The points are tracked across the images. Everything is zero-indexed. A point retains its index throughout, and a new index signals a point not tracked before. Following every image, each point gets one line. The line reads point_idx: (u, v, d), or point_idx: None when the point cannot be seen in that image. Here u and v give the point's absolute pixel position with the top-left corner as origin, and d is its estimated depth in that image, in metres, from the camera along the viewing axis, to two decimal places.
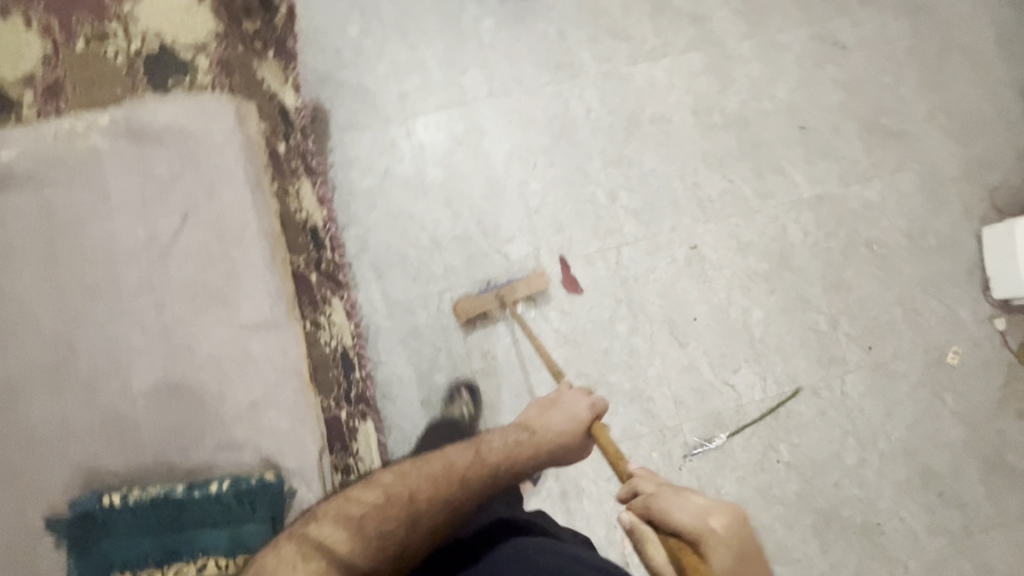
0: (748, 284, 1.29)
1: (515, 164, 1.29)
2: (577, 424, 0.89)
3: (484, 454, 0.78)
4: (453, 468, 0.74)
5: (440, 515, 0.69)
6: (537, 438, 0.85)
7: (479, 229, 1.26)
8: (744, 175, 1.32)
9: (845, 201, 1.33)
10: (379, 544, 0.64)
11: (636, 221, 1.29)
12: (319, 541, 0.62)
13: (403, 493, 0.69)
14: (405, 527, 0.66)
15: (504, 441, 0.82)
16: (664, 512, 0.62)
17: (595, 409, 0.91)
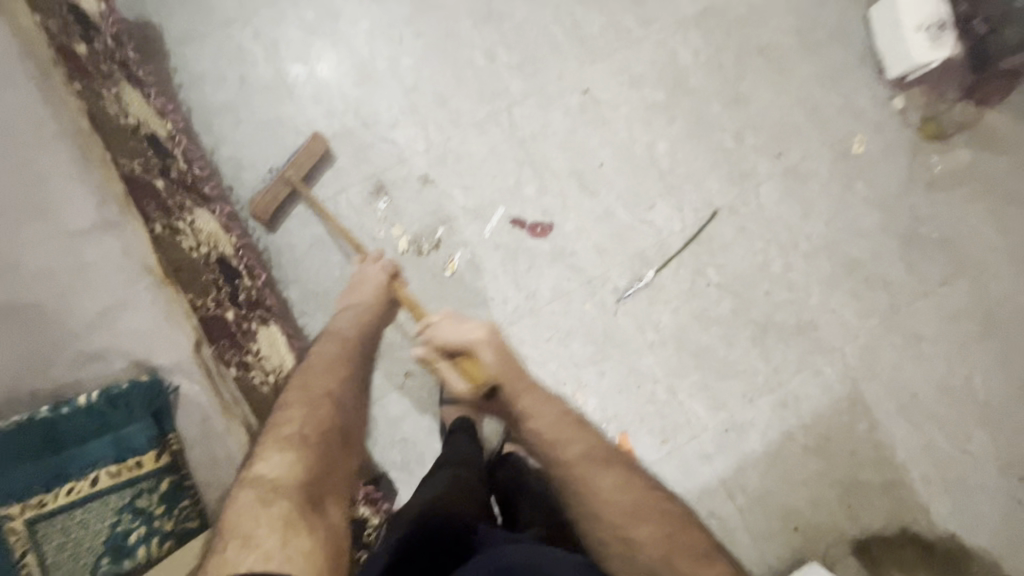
0: (648, 118, 1.25)
1: (381, 42, 1.19)
2: (383, 294, 1.00)
3: (340, 351, 0.86)
4: (333, 359, 0.84)
5: (348, 402, 0.78)
6: (358, 326, 0.94)
7: (356, 120, 1.18)
8: (623, 6, 1.25)
9: (731, 9, 1.28)
10: (324, 451, 0.69)
11: (521, 76, 1.22)
12: (270, 475, 0.63)
13: (315, 397, 0.75)
14: (333, 423, 0.73)
15: (350, 324, 0.94)
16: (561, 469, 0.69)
17: (487, 327, 0.91)
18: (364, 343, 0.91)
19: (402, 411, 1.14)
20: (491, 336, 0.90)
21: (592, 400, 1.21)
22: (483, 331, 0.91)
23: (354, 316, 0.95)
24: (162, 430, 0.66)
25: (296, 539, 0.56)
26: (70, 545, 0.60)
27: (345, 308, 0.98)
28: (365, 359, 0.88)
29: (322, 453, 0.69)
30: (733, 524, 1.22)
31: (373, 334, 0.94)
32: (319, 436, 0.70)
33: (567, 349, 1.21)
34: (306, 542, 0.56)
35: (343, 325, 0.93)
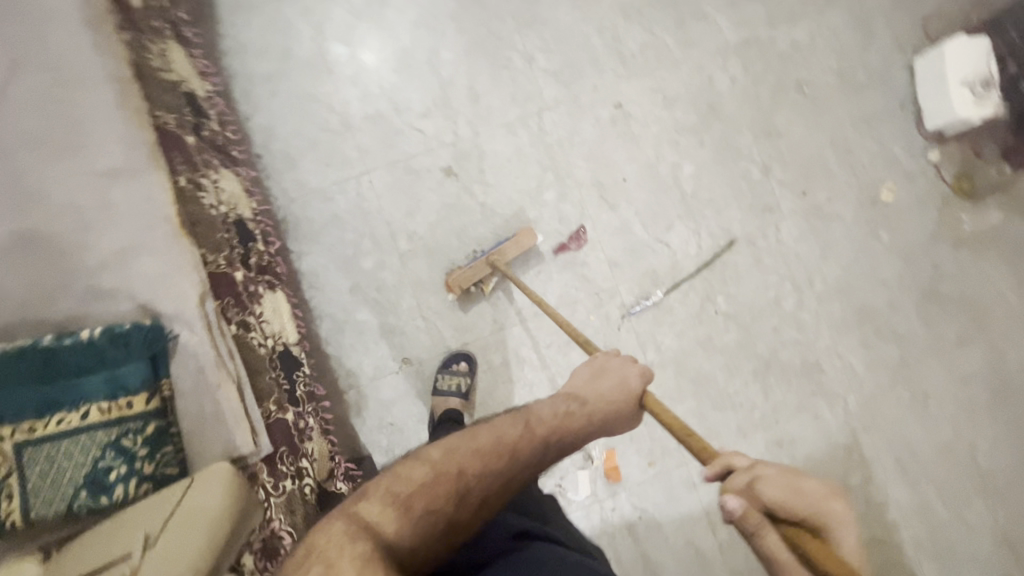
0: (676, 139, 1.25)
1: (423, 33, 1.21)
2: (626, 392, 0.74)
3: (520, 439, 0.63)
4: (506, 441, 0.63)
5: (489, 488, 0.59)
6: (589, 410, 0.72)
7: (389, 105, 1.20)
8: (666, 26, 1.26)
9: (774, 41, 1.28)
10: (426, 529, 0.55)
11: (556, 82, 1.23)
12: (368, 521, 0.52)
13: (451, 470, 0.58)
14: (455, 507, 0.57)
15: (552, 418, 0.69)
16: (779, 499, 0.49)
17: (803, 479, 0.51)
18: (558, 438, 0.67)
19: (394, 395, 1.15)
20: (810, 507, 0.49)
21: None
22: (825, 490, 0.51)
23: (597, 400, 0.73)
24: (156, 373, 0.67)
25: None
26: (53, 474, 0.62)
27: (569, 398, 0.74)
28: (548, 451, 0.65)
29: (422, 532, 0.54)
30: (711, 558, 1.19)
31: (573, 441, 0.69)
32: (432, 505, 0.56)
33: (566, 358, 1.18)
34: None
35: (546, 415, 0.69)
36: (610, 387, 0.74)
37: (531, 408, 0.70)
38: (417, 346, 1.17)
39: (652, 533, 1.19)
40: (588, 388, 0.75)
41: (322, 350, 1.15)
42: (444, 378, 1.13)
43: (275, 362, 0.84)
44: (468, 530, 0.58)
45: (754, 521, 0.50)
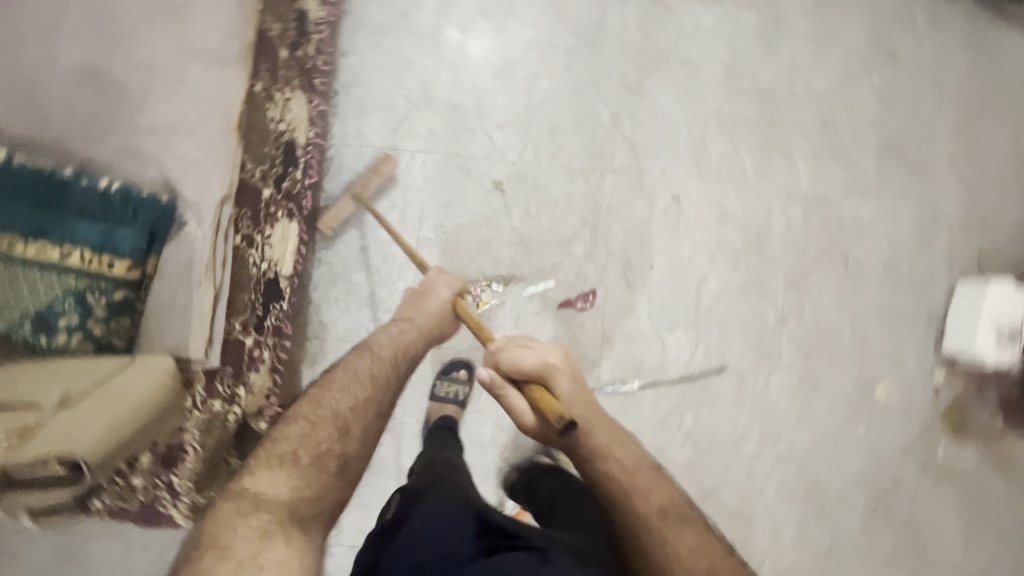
0: (714, 253, 1.27)
1: (532, 55, 1.24)
2: (443, 314, 0.96)
3: (371, 369, 0.83)
4: (363, 377, 0.82)
5: (360, 422, 0.77)
6: (416, 326, 0.94)
7: (473, 103, 1.22)
8: (751, 149, 1.29)
9: (840, 209, 1.31)
10: (321, 467, 0.71)
11: (630, 152, 1.26)
12: (263, 488, 0.66)
13: (324, 413, 0.76)
14: (339, 441, 0.74)
15: (392, 338, 0.91)
16: (513, 359, 0.79)
17: (547, 355, 0.81)
18: (402, 354, 0.89)
19: None
20: (538, 365, 0.79)
21: (516, 461, 1.18)
22: (550, 351, 0.82)
23: (417, 320, 0.95)
24: (148, 248, 0.68)
25: (273, 548, 0.59)
26: (10, 294, 0.63)
27: (400, 322, 0.95)
28: (398, 370, 0.86)
29: (316, 478, 0.70)
30: None
31: (415, 356, 0.92)
32: (314, 450, 0.72)
33: None
34: (283, 550, 0.59)
35: (383, 341, 0.90)
36: (430, 312, 0.96)
37: (373, 338, 0.90)
38: None
39: None
40: (411, 311, 0.96)
41: (306, 291, 1.16)
42: (441, 383, 1.14)
43: (258, 287, 0.85)
44: (360, 457, 0.76)
45: (507, 387, 0.81)
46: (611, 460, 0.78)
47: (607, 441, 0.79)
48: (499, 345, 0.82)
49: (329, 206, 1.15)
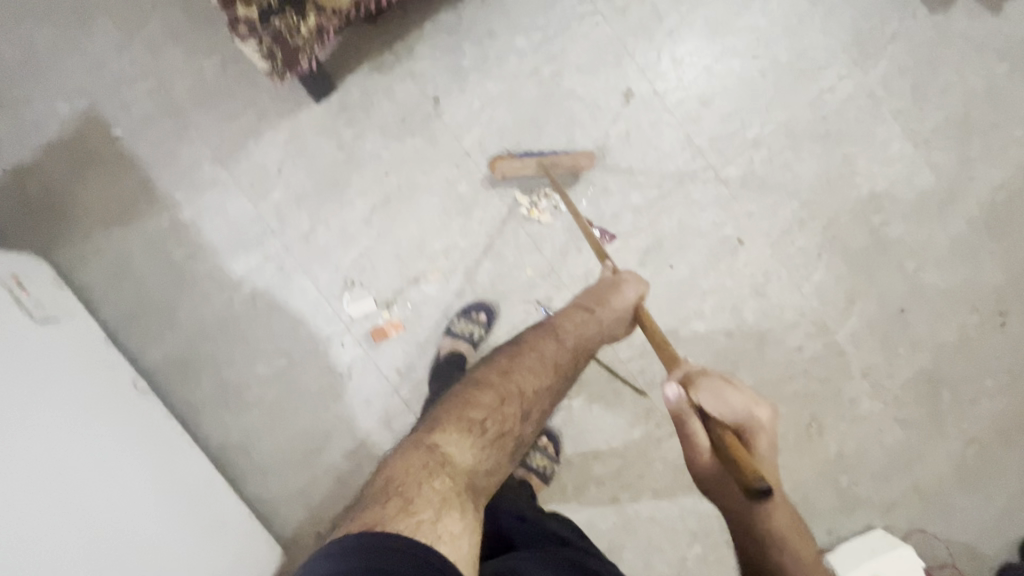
0: (725, 308, 1.23)
1: (748, 38, 1.25)
2: (625, 319, 0.92)
3: (554, 356, 0.82)
4: (547, 360, 0.81)
5: (540, 404, 0.76)
6: (592, 319, 0.90)
7: (673, 24, 1.23)
8: (829, 268, 1.26)
9: (847, 380, 1.26)
10: (497, 448, 0.69)
11: (743, 175, 1.24)
12: (448, 450, 0.65)
13: (511, 389, 0.74)
14: (521, 424, 0.72)
15: (574, 327, 0.88)
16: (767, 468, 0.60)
17: (754, 404, 0.61)
18: (585, 348, 0.87)
19: (401, 99, 1.17)
20: (740, 412, 0.61)
21: (434, 287, 1.18)
22: (752, 404, 0.61)
23: (616, 306, 0.92)
24: None
25: (449, 518, 0.57)
26: None
27: (582, 312, 0.90)
28: (571, 362, 0.84)
29: (489, 457, 0.67)
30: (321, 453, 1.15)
31: (590, 344, 0.88)
32: (499, 425, 0.70)
33: (482, 254, 1.19)
34: (457, 523, 0.57)
35: (568, 325, 0.88)
36: (609, 307, 0.91)
37: (555, 320, 0.89)
38: (453, 109, 1.19)
39: (329, 389, 1.16)
40: (591, 300, 0.93)
41: (427, 19, 1.18)
42: (459, 322, 1.16)
43: None
44: (529, 434, 0.74)
45: (690, 414, 0.62)
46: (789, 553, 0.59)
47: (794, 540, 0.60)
48: (691, 373, 0.64)
49: (513, 157, 1.16)
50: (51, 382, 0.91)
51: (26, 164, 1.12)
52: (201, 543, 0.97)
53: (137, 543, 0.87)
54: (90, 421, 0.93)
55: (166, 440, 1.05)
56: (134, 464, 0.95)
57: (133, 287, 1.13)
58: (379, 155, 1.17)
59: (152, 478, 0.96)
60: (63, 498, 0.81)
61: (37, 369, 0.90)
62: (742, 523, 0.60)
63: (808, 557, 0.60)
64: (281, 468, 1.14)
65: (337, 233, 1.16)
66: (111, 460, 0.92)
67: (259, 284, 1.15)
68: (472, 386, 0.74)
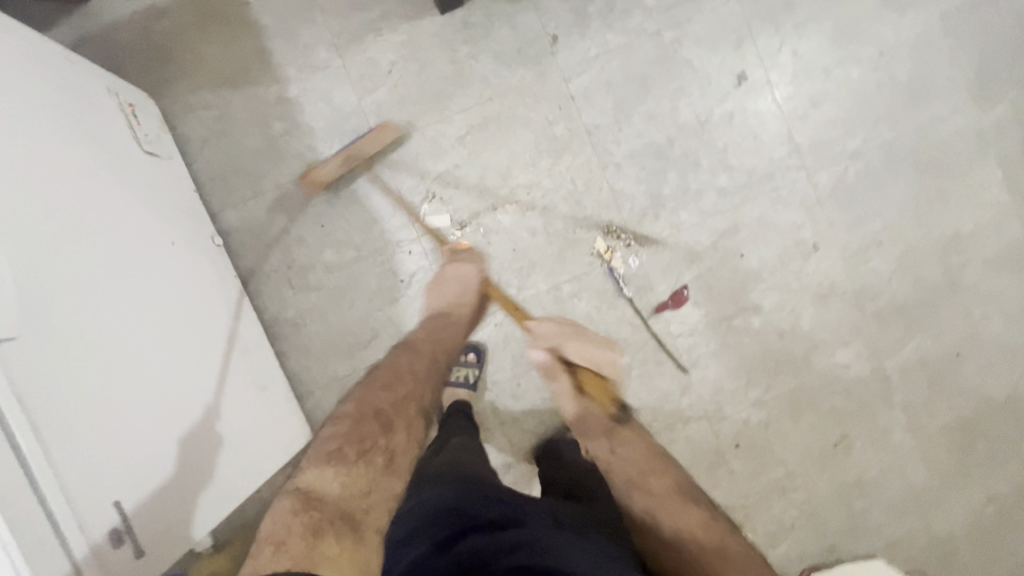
0: (783, 308, 1.23)
1: (872, 49, 1.23)
2: (467, 291, 1.07)
3: (408, 364, 0.95)
4: (399, 367, 0.94)
5: (410, 417, 0.89)
6: (457, 312, 1.06)
7: (802, 18, 1.22)
8: (896, 295, 1.25)
9: (885, 409, 1.25)
10: (371, 471, 0.81)
11: (834, 183, 1.23)
12: (307, 489, 0.77)
13: (365, 411, 0.87)
14: (388, 437, 0.85)
15: (427, 331, 1.03)
16: (612, 374, 0.95)
17: (607, 350, 0.97)
18: (439, 350, 1.00)
19: (521, 29, 1.18)
20: (602, 359, 0.96)
21: (508, 219, 1.19)
22: (609, 355, 0.96)
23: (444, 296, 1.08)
24: None
25: (326, 540, 0.71)
26: None
27: (435, 314, 1.06)
28: (433, 372, 0.96)
29: (374, 475, 0.81)
30: (365, 349, 1.18)
31: (455, 339, 1.03)
32: (358, 444, 0.83)
33: (561, 199, 1.20)
34: (332, 548, 0.71)
35: (419, 331, 1.03)
36: (456, 286, 1.08)
37: (413, 327, 1.04)
38: (568, 51, 1.19)
39: (386, 290, 1.18)
40: (440, 297, 1.08)
41: None
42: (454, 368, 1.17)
43: None
44: (409, 446, 0.87)
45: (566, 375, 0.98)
46: (650, 482, 0.87)
47: (643, 462, 0.90)
48: (546, 335, 0.96)
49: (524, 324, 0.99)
50: (143, 212, 0.94)
51: (156, 7, 1.15)
52: (242, 403, 0.99)
53: (191, 380, 0.89)
54: (170, 259, 0.96)
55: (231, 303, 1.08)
56: (200, 311, 0.98)
57: (228, 149, 1.16)
58: (488, 78, 1.18)
59: (211, 330, 0.99)
60: (136, 316, 0.83)
61: (134, 190, 0.94)
62: (606, 459, 0.92)
63: (659, 487, 0.86)
64: (325, 354, 1.18)
65: (429, 143, 1.18)
66: (181, 302, 0.94)
67: (345, 174, 1.17)
68: (326, 428, 0.87)
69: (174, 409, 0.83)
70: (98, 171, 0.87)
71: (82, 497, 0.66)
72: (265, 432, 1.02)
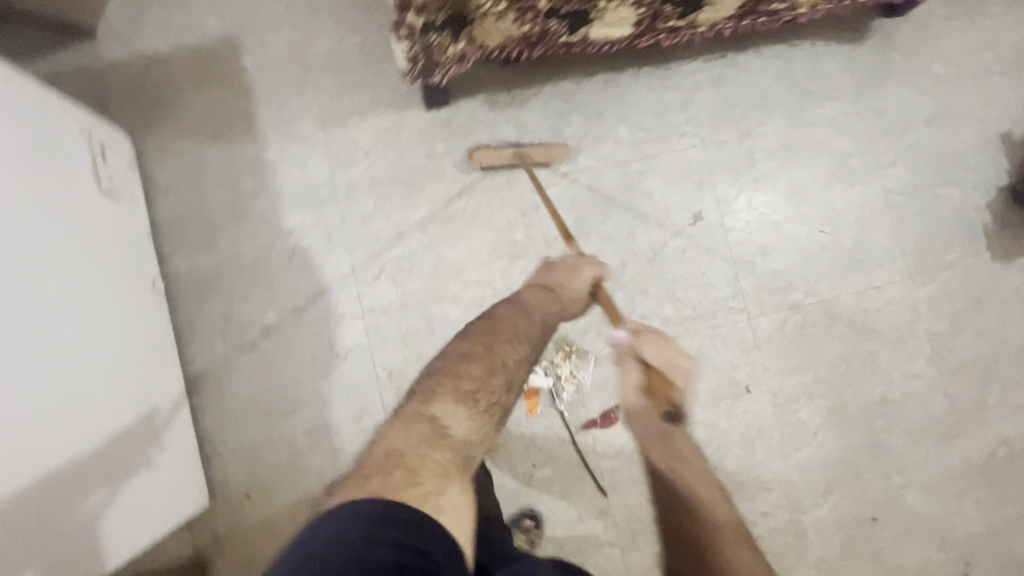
0: (709, 443, 1.25)
1: (820, 212, 1.32)
2: (578, 284, 1.05)
3: (528, 329, 0.90)
4: (531, 334, 0.89)
5: (523, 376, 0.84)
6: (557, 308, 0.98)
7: (760, 172, 1.31)
8: (821, 449, 1.27)
9: (799, 564, 1.24)
10: (488, 416, 0.76)
11: (773, 330, 1.28)
12: (440, 415, 0.72)
13: (495, 360, 0.82)
14: (505, 394, 0.80)
15: (548, 305, 0.97)
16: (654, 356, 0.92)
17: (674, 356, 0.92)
18: (549, 322, 0.96)
19: (499, 136, 1.25)
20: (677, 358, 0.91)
21: (455, 311, 1.21)
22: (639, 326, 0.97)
23: (611, 305, 1.00)
24: None
25: (450, 488, 0.65)
26: None
27: (544, 290, 1.01)
28: (540, 335, 0.91)
29: (478, 427, 0.74)
30: (285, 418, 1.15)
31: (557, 315, 0.98)
32: (489, 396, 0.77)
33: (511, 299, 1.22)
34: (456, 497, 0.65)
35: (535, 303, 0.96)
36: (561, 276, 1.05)
37: (524, 296, 0.98)
38: (539, 165, 1.26)
39: (320, 361, 1.17)
40: (556, 279, 1.04)
41: (549, 80, 1.27)
42: None
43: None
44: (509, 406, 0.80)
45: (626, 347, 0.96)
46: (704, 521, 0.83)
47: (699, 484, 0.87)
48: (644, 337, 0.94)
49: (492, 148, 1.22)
50: (84, 269, 0.94)
51: (156, 55, 1.20)
52: (123, 474, 0.91)
53: (67, 447, 0.82)
54: (96, 324, 0.93)
55: (142, 357, 1.02)
56: (106, 377, 0.92)
57: (193, 198, 1.18)
58: (460, 176, 1.24)
59: (111, 390, 0.92)
60: (22, 372, 0.76)
61: (115, 243, 1.03)
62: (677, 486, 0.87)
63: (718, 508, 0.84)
64: (242, 417, 1.15)
65: (392, 226, 1.21)
66: (96, 358, 0.91)
67: (303, 241, 1.19)
68: (455, 363, 0.80)
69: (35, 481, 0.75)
70: (28, 212, 0.83)
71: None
72: (140, 506, 0.95)
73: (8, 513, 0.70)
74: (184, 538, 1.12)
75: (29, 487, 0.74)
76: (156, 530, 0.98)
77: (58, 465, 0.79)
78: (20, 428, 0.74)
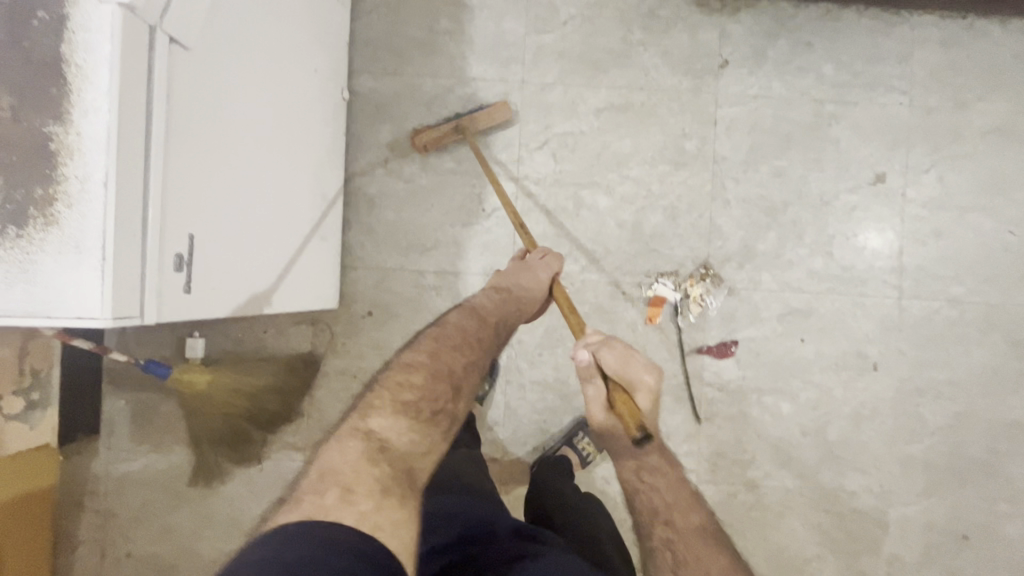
0: (817, 408, 1.20)
1: (1016, 212, 1.20)
2: (523, 275, 0.91)
3: (475, 331, 0.77)
4: (472, 338, 0.76)
5: (472, 384, 0.72)
6: (514, 297, 0.87)
7: (963, 153, 1.21)
8: (931, 451, 1.20)
9: (871, 552, 1.20)
10: (435, 424, 0.66)
11: (921, 318, 1.20)
12: (374, 428, 0.63)
13: (441, 367, 0.70)
14: (452, 401, 0.69)
15: (500, 303, 0.85)
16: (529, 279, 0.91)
17: (536, 265, 0.93)
18: (505, 325, 0.83)
19: (700, 41, 1.20)
20: (540, 267, 0.93)
21: (605, 203, 1.20)
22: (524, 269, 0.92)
23: (532, 290, 0.90)
24: None
25: (389, 506, 0.56)
26: None
27: (495, 288, 0.88)
28: (493, 341, 0.79)
29: (426, 438, 0.65)
30: (420, 255, 1.20)
31: (513, 321, 0.86)
32: (435, 404, 0.67)
33: (662, 207, 1.20)
34: (397, 513, 0.55)
35: (485, 301, 0.85)
36: (511, 271, 0.93)
37: (457, 310, 0.82)
38: (731, 80, 1.20)
39: (466, 212, 1.20)
40: (508, 279, 0.91)
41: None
42: None
43: None
44: (465, 415, 0.71)
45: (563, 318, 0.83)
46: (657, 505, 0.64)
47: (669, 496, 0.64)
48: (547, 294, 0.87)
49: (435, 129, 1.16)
50: (313, 68, 0.94)
51: None
52: (285, 246, 0.89)
53: (258, 175, 0.77)
54: (304, 122, 0.92)
55: (310, 125, 0.94)
56: (294, 172, 0.90)
57: (390, 23, 1.20)
58: (649, 70, 1.20)
59: (286, 141, 0.86)
60: (240, 73, 0.69)
61: (334, 69, 1.04)
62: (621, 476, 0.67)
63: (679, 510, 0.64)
64: (384, 241, 1.20)
65: (568, 102, 1.20)
66: (296, 153, 0.90)
67: (481, 92, 1.20)
68: (389, 365, 0.70)
69: (232, 191, 0.70)
70: None
71: (139, 228, 0.53)
72: (290, 300, 0.92)
73: (212, 217, 0.66)
74: (306, 334, 1.20)
75: (228, 193, 0.69)
76: (295, 306, 0.95)
77: (250, 214, 0.76)
78: (242, 162, 0.72)
